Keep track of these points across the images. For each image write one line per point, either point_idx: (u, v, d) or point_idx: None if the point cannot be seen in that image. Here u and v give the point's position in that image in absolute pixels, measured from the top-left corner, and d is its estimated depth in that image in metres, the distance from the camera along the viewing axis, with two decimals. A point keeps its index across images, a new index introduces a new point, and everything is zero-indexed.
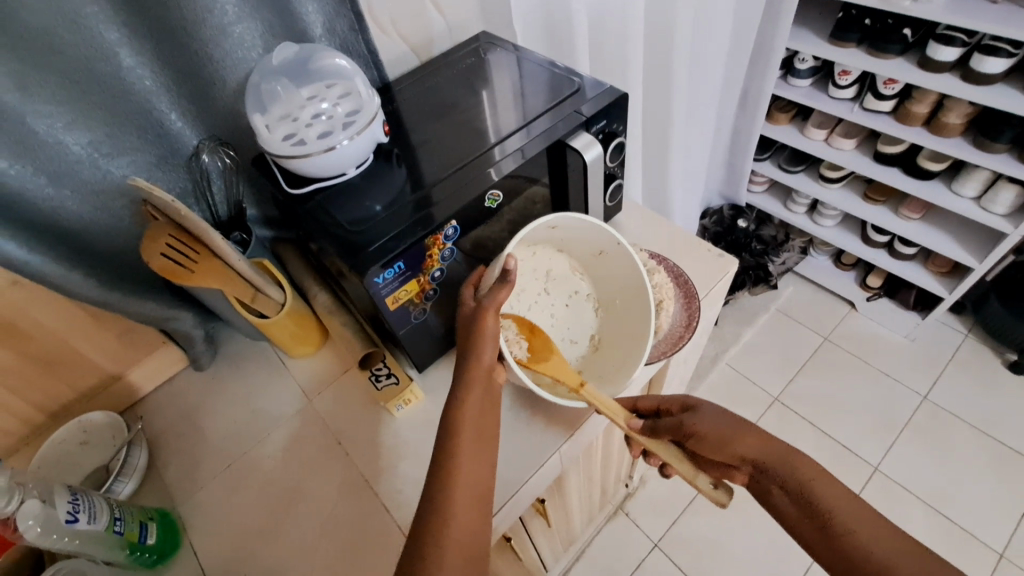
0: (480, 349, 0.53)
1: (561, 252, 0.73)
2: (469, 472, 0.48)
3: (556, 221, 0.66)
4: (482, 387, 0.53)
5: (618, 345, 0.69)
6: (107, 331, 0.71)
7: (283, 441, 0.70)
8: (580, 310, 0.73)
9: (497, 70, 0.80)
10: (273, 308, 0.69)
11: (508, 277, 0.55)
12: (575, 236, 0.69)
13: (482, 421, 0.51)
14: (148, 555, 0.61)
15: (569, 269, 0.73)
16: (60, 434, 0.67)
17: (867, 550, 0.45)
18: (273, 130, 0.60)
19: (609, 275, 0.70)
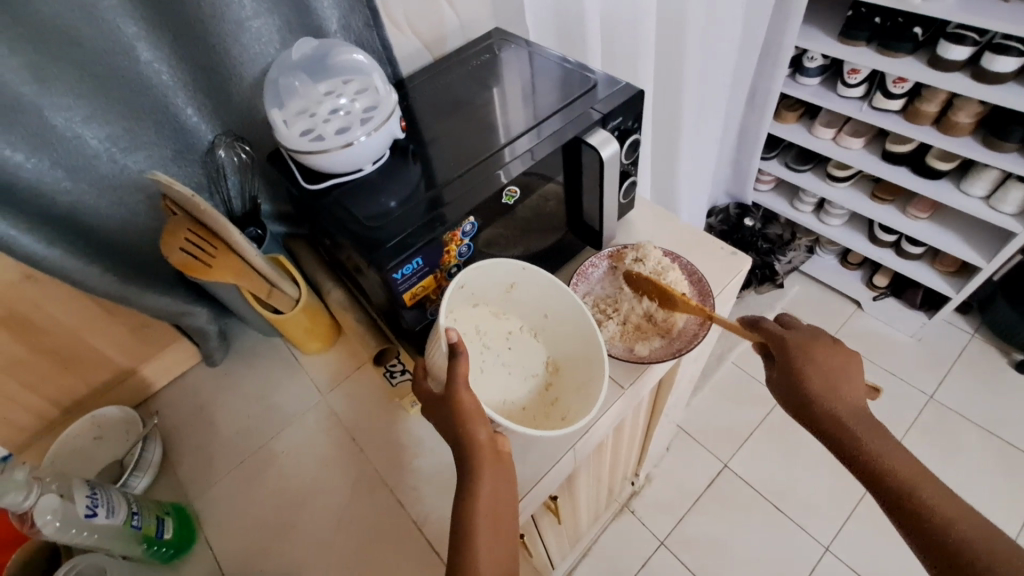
0: (473, 433, 0.50)
1: (478, 305, 0.68)
2: (491, 495, 0.50)
3: (464, 276, 0.61)
4: (492, 469, 0.51)
5: (574, 358, 0.67)
6: (121, 327, 0.71)
7: (297, 437, 0.70)
8: (525, 344, 0.70)
9: (510, 67, 0.79)
10: (285, 307, 0.69)
11: (456, 347, 0.51)
12: (482, 285, 0.66)
13: (497, 500, 0.50)
14: (165, 550, 0.61)
15: (492, 316, 0.70)
16: (73, 429, 0.67)
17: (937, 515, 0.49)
18: (291, 125, 0.60)
19: (530, 302, 0.68)
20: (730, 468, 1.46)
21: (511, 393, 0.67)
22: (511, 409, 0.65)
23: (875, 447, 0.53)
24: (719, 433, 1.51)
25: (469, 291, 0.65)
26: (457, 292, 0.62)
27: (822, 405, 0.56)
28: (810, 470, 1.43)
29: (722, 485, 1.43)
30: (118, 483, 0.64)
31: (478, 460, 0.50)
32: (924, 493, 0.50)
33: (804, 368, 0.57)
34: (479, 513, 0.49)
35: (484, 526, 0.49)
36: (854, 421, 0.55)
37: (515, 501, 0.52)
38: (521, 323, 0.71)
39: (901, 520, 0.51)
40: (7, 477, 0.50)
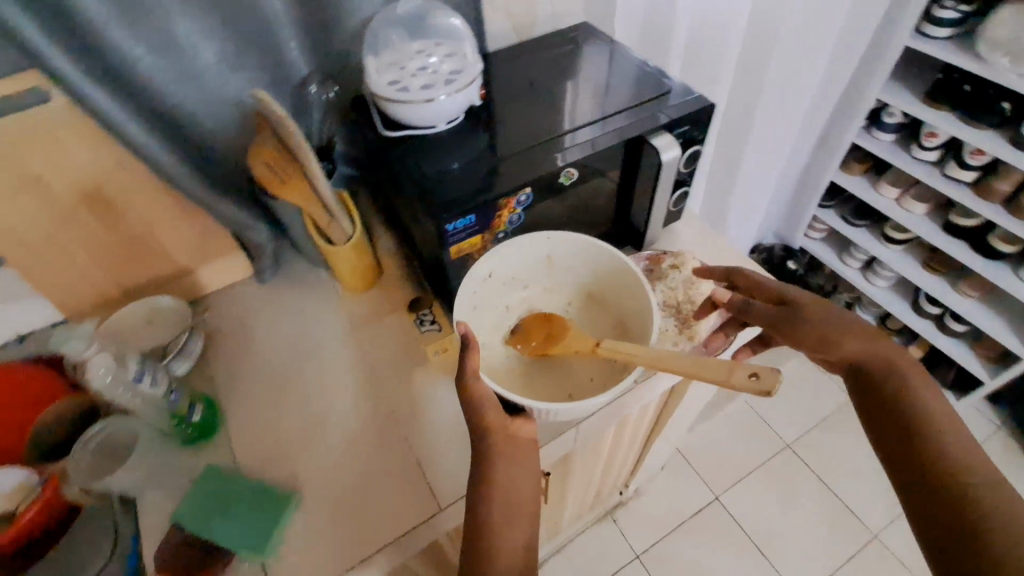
0: (481, 414, 0.55)
1: (529, 286, 0.75)
2: (504, 477, 0.54)
3: (489, 264, 0.68)
4: (505, 456, 0.55)
5: (633, 310, 0.69)
6: (189, 231, 0.77)
7: (324, 362, 0.75)
8: (589, 314, 0.75)
9: (591, 62, 0.82)
10: (337, 241, 0.74)
11: (466, 340, 0.58)
12: (518, 265, 0.72)
13: (511, 484, 0.54)
14: (189, 432, 0.64)
15: (546, 291, 0.76)
16: (132, 309, 0.74)
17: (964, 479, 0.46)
18: (381, 74, 0.65)
19: (570, 268, 0.74)
20: (721, 501, 1.46)
21: (577, 368, 0.71)
22: (577, 386, 0.69)
23: (943, 427, 0.49)
24: (717, 465, 1.51)
25: (507, 272, 0.72)
26: (484, 272, 0.68)
27: (848, 341, 0.56)
28: (801, 521, 1.42)
29: (709, 516, 1.44)
30: (161, 363, 0.69)
31: (490, 445, 0.55)
32: (960, 464, 0.47)
33: (812, 308, 0.60)
34: (487, 495, 0.53)
35: (498, 509, 0.53)
36: (891, 367, 0.55)
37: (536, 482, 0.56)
38: (579, 295, 0.76)
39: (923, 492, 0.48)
40: (75, 329, 0.59)
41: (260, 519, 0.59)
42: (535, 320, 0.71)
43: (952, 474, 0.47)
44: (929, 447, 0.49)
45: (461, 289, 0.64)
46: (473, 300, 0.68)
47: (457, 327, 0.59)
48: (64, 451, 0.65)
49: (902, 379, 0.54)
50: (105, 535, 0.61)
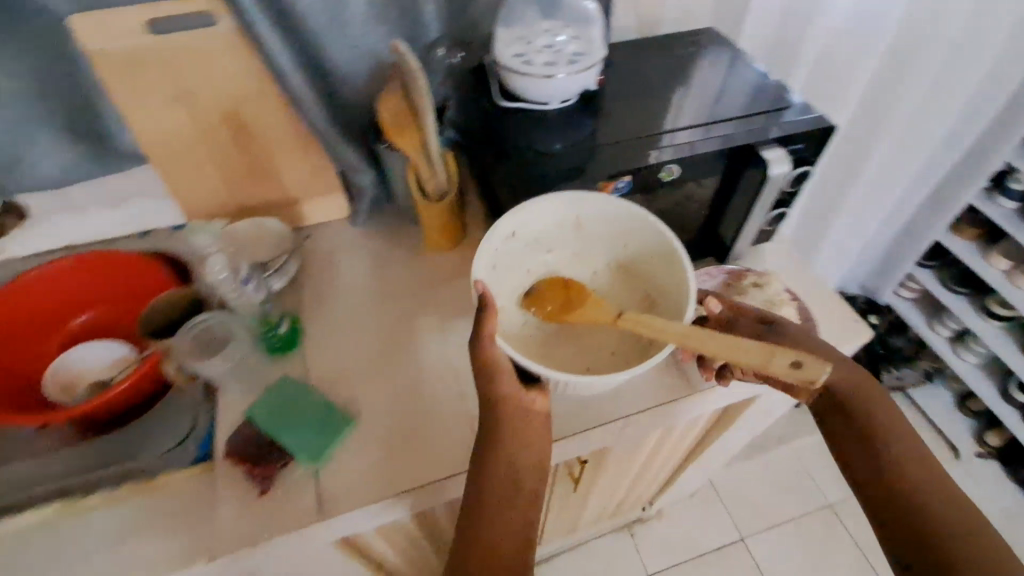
0: (498, 386, 0.56)
1: (554, 250, 0.74)
2: (508, 450, 0.55)
3: (512, 223, 0.67)
4: (512, 430, 0.56)
5: (663, 284, 0.68)
6: (302, 166, 0.83)
7: (398, 307, 0.78)
8: (615, 283, 0.75)
9: (706, 67, 0.81)
10: (430, 195, 0.77)
11: (484, 298, 0.57)
12: (543, 227, 0.70)
13: (516, 457, 0.55)
14: (275, 341, 0.70)
15: (573, 257, 0.75)
16: (243, 225, 0.81)
17: (916, 491, 0.54)
18: (508, 46, 0.68)
19: (599, 233, 0.71)
20: (746, 543, 1.41)
21: (596, 338, 0.72)
22: (594, 358, 0.70)
23: (895, 442, 0.58)
24: (750, 506, 1.46)
25: (533, 234, 0.70)
26: (506, 229, 0.67)
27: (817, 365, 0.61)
28: None
29: (730, 555, 1.39)
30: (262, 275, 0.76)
31: (500, 417, 0.56)
32: (911, 475, 0.55)
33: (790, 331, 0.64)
34: (492, 464, 0.55)
35: (500, 480, 0.54)
36: (860, 387, 0.60)
37: (537, 470, 0.57)
38: (604, 263, 0.75)
39: (879, 502, 0.56)
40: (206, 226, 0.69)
41: (321, 436, 0.63)
42: (554, 285, 0.69)
43: (905, 486, 0.55)
44: (886, 462, 0.57)
45: (483, 243, 0.64)
46: (493, 259, 0.67)
47: (474, 288, 0.59)
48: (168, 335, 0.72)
49: (870, 407, 0.59)
50: (187, 418, 0.68)
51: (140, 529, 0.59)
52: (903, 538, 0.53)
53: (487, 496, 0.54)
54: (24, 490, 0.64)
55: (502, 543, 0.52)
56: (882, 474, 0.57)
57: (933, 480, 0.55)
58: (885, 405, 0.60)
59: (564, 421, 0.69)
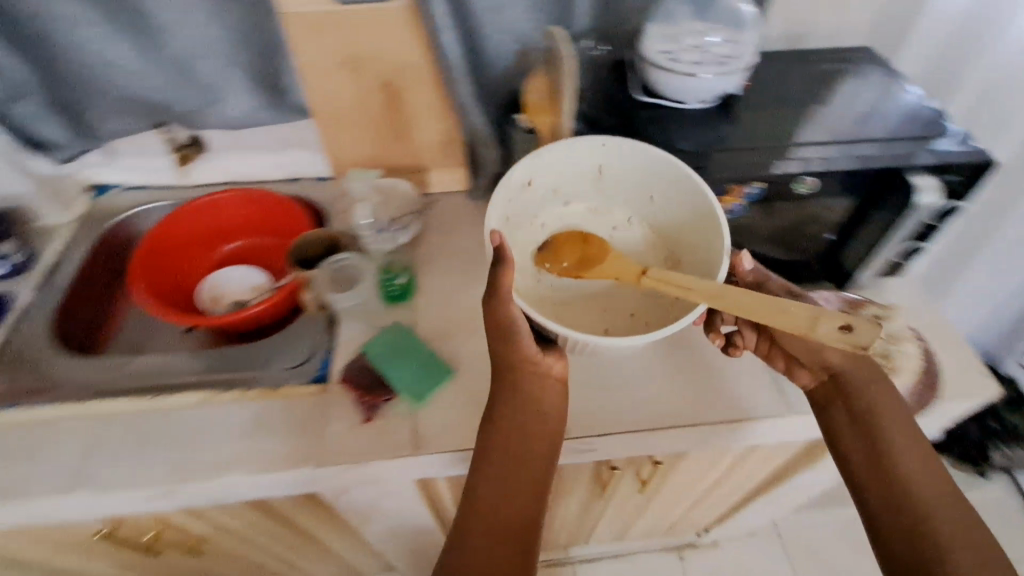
0: (523, 348, 0.59)
1: (571, 203, 0.77)
2: (523, 412, 0.59)
3: (529, 171, 0.70)
4: (529, 389, 0.60)
5: (688, 242, 0.71)
6: (434, 137, 0.90)
7: None
8: (632, 237, 0.77)
9: (852, 86, 0.78)
10: None
11: (502, 249, 0.57)
12: (559, 178, 0.73)
13: (529, 419, 0.59)
14: (391, 289, 0.77)
15: (590, 211, 0.78)
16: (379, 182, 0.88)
17: (909, 480, 0.58)
18: (656, 42, 0.70)
19: (620, 186, 0.74)
20: None
21: (611, 295, 0.74)
22: (611, 317, 0.72)
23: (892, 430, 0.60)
24: (813, 558, 1.37)
25: (552, 182, 0.73)
26: (526, 173, 0.69)
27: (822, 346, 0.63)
28: None
29: None
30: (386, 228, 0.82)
31: (518, 377, 0.60)
32: (903, 465, 0.59)
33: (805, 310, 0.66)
34: (508, 423, 0.59)
35: (513, 439, 0.59)
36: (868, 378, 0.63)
37: (546, 441, 0.60)
38: (625, 219, 0.77)
39: (874, 491, 0.59)
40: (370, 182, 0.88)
41: (427, 380, 0.69)
42: (569, 241, 0.68)
43: (900, 476, 0.58)
44: (884, 452, 0.59)
45: (501, 186, 0.66)
46: (508, 208, 0.69)
47: (491, 239, 0.59)
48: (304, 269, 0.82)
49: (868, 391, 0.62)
50: (306, 350, 0.76)
51: (265, 426, 0.67)
52: (893, 526, 0.57)
53: (490, 461, 0.58)
54: (166, 378, 0.75)
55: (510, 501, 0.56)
56: (877, 465, 0.59)
57: (926, 467, 0.58)
58: (880, 392, 0.62)
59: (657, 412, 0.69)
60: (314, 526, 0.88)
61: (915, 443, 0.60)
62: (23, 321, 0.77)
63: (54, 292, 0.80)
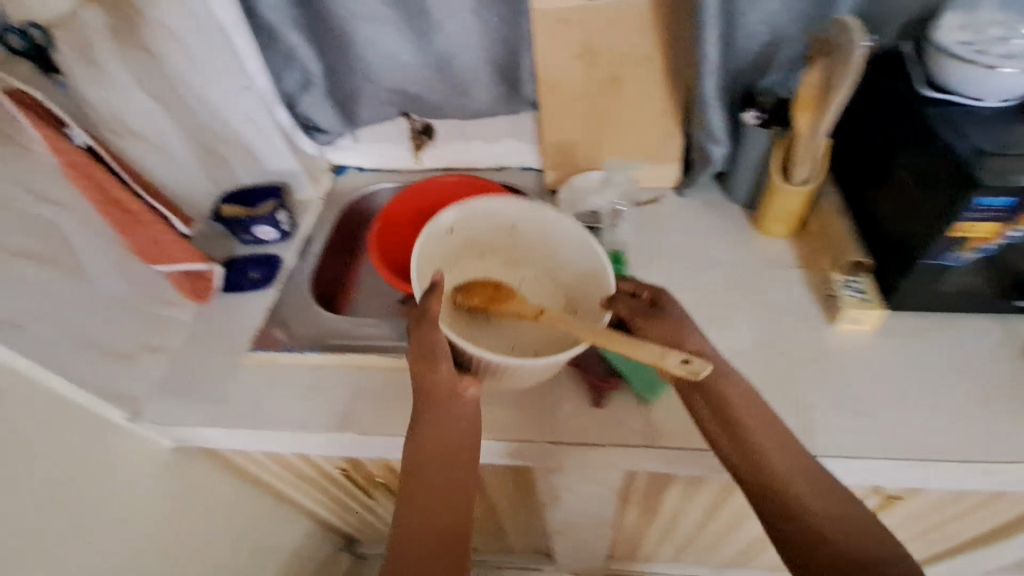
0: (434, 370, 0.57)
1: (486, 257, 0.80)
2: (436, 434, 0.57)
3: (453, 220, 0.74)
4: (442, 408, 0.58)
5: (580, 288, 0.74)
6: (657, 131, 0.87)
7: (724, 279, 0.79)
8: (540, 288, 0.79)
9: None
10: (792, 180, 0.76)
11: (436, 286, 0.58)
12: (477, 230, 0.77)
13: (446, 435, 0.57)
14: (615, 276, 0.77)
15: (501, 265, 0.81)
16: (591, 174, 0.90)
17: (801, 500, 0.52)
18: (954, 34, 0.64)
19: (529, 241, 0.78)
20: None
21: (523, 338, 0.75)
22: (521, 350, 0.74)
23: (771, 443, 0.55)
24: None
25: (472, 238, 0.78)
26: (451, 222, 0.74)
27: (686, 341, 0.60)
28: None
29: None
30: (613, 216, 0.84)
31: (432, 393, 0.58)
32: (800, 486, 0.53)
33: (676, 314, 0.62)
34: (428, 445, 0.57)
35: (435, 461, 0.57)
36: (736, 390, 0.57)
37: (464, 442, 0.58)
38: (532, 272, 0.80)
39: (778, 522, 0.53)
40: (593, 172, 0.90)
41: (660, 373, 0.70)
42: (480, 285, 0.73)
43: (795, 499, 0.52)
44: (774, 474, 0.54)
45: (424, 234, 0.70)
46: (432, 250, 0.72)
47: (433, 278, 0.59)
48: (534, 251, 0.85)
49: (727, 397, 0.56)
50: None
51: (500, 398, 0.72)
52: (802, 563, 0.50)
53: (411, 489, 0.56)
54: (375, 342, 0.81)
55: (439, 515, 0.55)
56: (777, 492, 0.53)
57: (827, 484, 0.53)
58: (747, 395, 0.57)
59: (914, 446, 0.63)
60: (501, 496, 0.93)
61: (784, 438, 0.55)
62: (289, 277, 0.89)
63: (310, 258, 0.92)
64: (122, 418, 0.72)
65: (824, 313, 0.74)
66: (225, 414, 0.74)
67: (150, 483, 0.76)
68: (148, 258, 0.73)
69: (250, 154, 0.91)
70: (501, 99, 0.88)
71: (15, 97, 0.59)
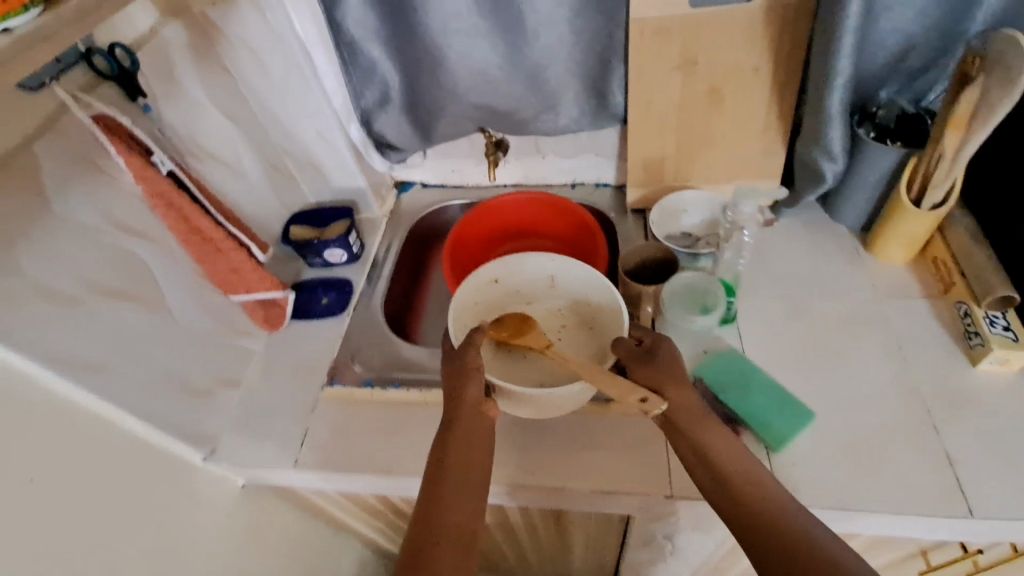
0: (464, 390, 0.58)
1: (533, 304, 0.77)
2: (461, 452, 0.56)
3: (495, 269, 0.75)
4: (468, 425, 0.57)
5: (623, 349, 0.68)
6: (756, 147, 0.81)
7: (840, 311, 0.72)
8: (581, 344, 0.74)
9: None
10: (923, 205, 0.69)
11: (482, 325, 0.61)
12: (521, 278, 0.76)
13: (469, 455, 0.56)
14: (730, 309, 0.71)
15: (546, 314, 0.77)
16: (691, 195, 0.83)
17: (786, 530, 0.48)
18: None
19: (572, 295, 0.75)
20: None
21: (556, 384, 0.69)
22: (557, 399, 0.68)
23: (750, 479, 0.53)
24: None
25: (514, 287, 0.77)
26: (488, 272, 0.75)
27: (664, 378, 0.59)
28: None
29: None
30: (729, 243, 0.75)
31: (458, 414, 0.57)
32: (785, 518, 0.49)
33: (668, 352, 0.62)
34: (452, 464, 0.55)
35: (455, 477, 0.55)
36: (710, 426, 0.56)
37: (487, 465, 0.57)
38: (576, 320, 0.75)
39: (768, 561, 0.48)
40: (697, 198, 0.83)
41: (785, 419, 0.62)
42: (510, 319, 0.68)
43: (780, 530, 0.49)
44: (755, 506, 0.51)
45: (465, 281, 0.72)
46: (474, 298, 0.74)
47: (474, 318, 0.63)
48: (642, 280, 0.76)
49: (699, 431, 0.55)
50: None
51: (603, 441, 0.65)
52: None
53: (426, 505, 0.53)
54: None
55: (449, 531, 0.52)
56: (763, 525, 0.50)
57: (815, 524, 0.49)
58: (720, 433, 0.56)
59: None
60: (582, 539, 0.87)
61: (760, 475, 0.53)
62: (360, 303, 0.84)
63: (379, 283, 0.87)
64: (201, 458, 0.68)
65: (963, 349, 0.67)
66: (302, 455, 0.69)
67: (229, 527, 0.72)
68: (226, 289, 0.71)
69: (319, 171, 0.87)
70: (587, 116, 0.82)
71: (101, 122, 0.56)
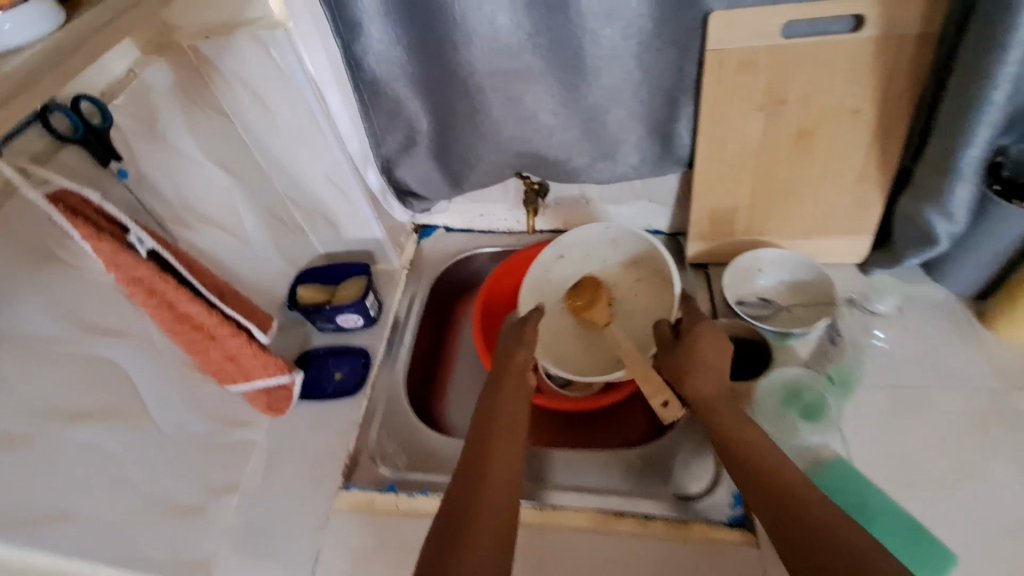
0: (515, 353, 0.60)
1: (607, 262, 0.76)
2: (507, 408, 0.54)
3: (558, 246, 0.75)
4: (513, 383, 0.57)
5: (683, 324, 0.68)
6: (847, 197, 0.68)
7: (958, 403, 0.60)
8: (659, 294, 0.73)
9: None
10: None
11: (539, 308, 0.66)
12: (585, 247, 0.76)
13: (513, 410, 0.55)
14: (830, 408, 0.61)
15: (621, 266, 0.76)
16: (772, 255, 0.71)
17: (820, 516, 0.42)
18: None
19: (638, 250, 0.74)
20: None
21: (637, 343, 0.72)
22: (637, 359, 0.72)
23: (787, 469, 0.47)
24: None
25: (583, 254, 0.76)
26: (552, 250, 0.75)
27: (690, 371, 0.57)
28: None
29: None
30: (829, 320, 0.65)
31: (504, 373, 0.58)
32: (817, 506, 0.43)
33: (704, 336, 0.59)
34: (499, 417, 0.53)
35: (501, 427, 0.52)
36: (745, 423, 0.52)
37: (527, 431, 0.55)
38: (651, 272, 0.74)
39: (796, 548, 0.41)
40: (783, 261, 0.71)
41: (917, 557, 0.52)
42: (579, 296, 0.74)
43: (812, 515, 0.42)
44: (784, 490, 0.45)
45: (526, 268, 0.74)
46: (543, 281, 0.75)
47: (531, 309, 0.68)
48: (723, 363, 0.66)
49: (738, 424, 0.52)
50: (712, 458, 0.60)
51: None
52: None
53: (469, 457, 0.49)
54: None
55: (495, 482, 0.47)
56: (795, 510, 0.43)
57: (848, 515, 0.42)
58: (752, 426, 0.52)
59: None
60: None
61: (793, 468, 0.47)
62: (379, 379, 0.72)
63: (399, 351, 0.74)
64: None
65: None
66: None
67: None
68: (222, 379, 0.59)
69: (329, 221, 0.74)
70: (647, 161, 0.69)
71: (61, 201, 0.44)
